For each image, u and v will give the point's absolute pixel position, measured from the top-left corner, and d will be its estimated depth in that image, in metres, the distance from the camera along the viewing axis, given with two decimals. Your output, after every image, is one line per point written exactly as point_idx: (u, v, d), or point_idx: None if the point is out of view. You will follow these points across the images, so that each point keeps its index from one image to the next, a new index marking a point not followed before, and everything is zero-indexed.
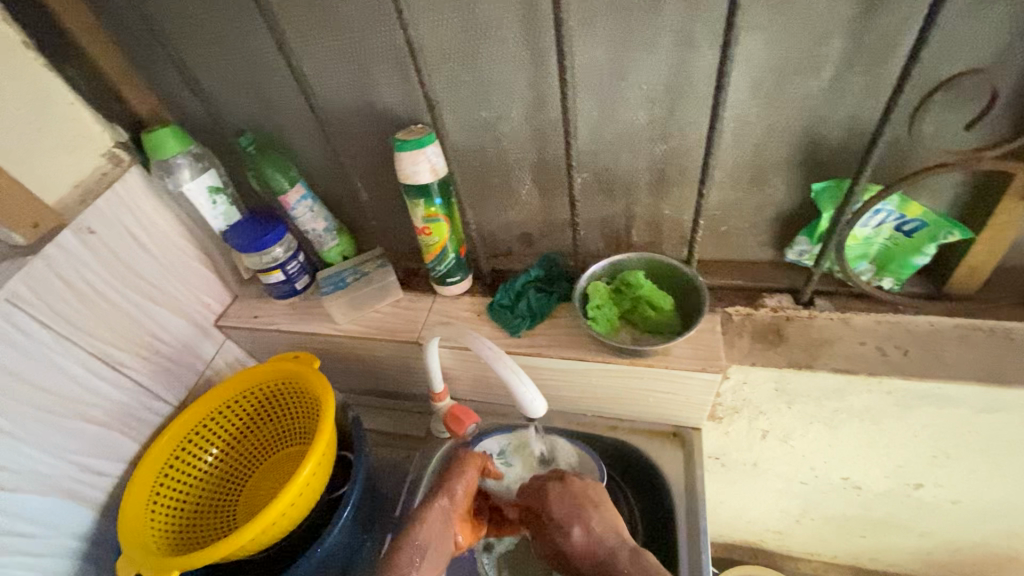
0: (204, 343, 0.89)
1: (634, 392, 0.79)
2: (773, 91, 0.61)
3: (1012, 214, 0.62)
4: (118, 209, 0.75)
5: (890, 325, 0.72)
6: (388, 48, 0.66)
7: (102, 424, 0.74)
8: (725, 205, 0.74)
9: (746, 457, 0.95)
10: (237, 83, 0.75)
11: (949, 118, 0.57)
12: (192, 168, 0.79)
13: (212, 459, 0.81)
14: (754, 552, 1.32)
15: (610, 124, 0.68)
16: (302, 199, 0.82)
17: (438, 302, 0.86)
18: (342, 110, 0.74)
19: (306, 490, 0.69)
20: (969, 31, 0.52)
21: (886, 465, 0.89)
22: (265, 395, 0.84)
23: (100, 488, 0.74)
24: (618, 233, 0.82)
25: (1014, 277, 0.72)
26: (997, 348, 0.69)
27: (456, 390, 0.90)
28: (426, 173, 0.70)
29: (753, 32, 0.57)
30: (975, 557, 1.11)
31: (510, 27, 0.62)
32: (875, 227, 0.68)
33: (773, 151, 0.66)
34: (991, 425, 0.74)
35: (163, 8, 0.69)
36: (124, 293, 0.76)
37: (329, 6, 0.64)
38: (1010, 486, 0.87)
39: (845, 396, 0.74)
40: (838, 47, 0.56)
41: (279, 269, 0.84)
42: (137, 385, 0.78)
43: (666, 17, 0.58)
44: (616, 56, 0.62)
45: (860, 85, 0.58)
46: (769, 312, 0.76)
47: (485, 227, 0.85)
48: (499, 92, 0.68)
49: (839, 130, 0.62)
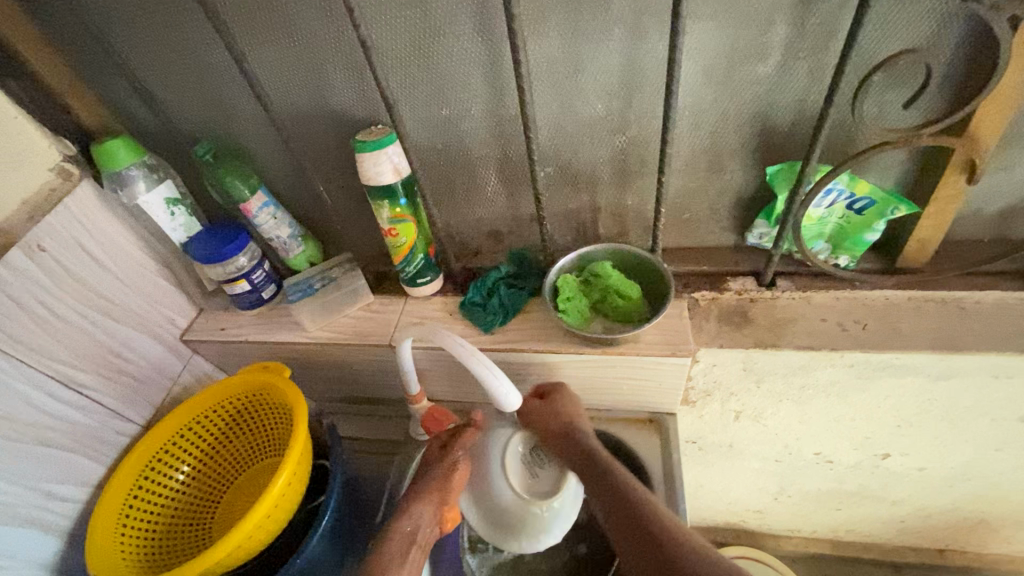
0: (170, 360, 0.87)
1: (608, 382, 0.80)
2: (724, 78, 0.62)
3: (954, 188, 0.65)
4: (71, 225, 0.72)
5: (849, 301, 0.75)
6: (344, 49, 0.66)
7: (66, 448, 0.72)
8: (686, 192, 0.75)
9: (722, 439, 0.97)
10: (190, 90, 0.73)
11: (890, 98, 0.60)
12: (147, 179, 0.77)
13: (184, 477, 0.79)
14: (737, 532, 1.34)
15: (569, 119, 0.69)
16: (264, 206, 0.80)
17: (410, 303, 0.86)
18: (301, 114, 0.74)
19: (282, 499, 0.68)
20: (902, 14, 0.54)
21: (854, 438, 0.92)
22: (236, 407, 0.82)
23: (66, 515, 0.72)
24: (585, 225, 0.82)
25: (961, 249, 0.75)
26: (949, 317, 0.72)
27: (433, 391, 0.90)
28: (389, 174, 0.70)
29: (700, 22, 0.58)
30: (944, 521, 1.15)
31: (464, 24, 0.62)
32: (828, 207, 0.70)
33: (728, 137, 0.68)
34: (948, 392, 0.78)
35: (109, 16, 0.67)
36: (81, 311, 0.73)
37: (281, 7, 0.63)
38: (970, 449, 0.91)
39: (811, 371, 0.76)
40: (782, 34, 0.58)
41: (244, 279, 0.83)
42: (100, 406, 0.76)
43: (616, 10, 0.59)
44: (571, 50, 0.63)
45: (805, 70, 0.60)
46: (734, 295, 0.78)
47: (452, 226, 0.85)
48: (457, 90, 0.68)
49: (789, 114, 0.64)
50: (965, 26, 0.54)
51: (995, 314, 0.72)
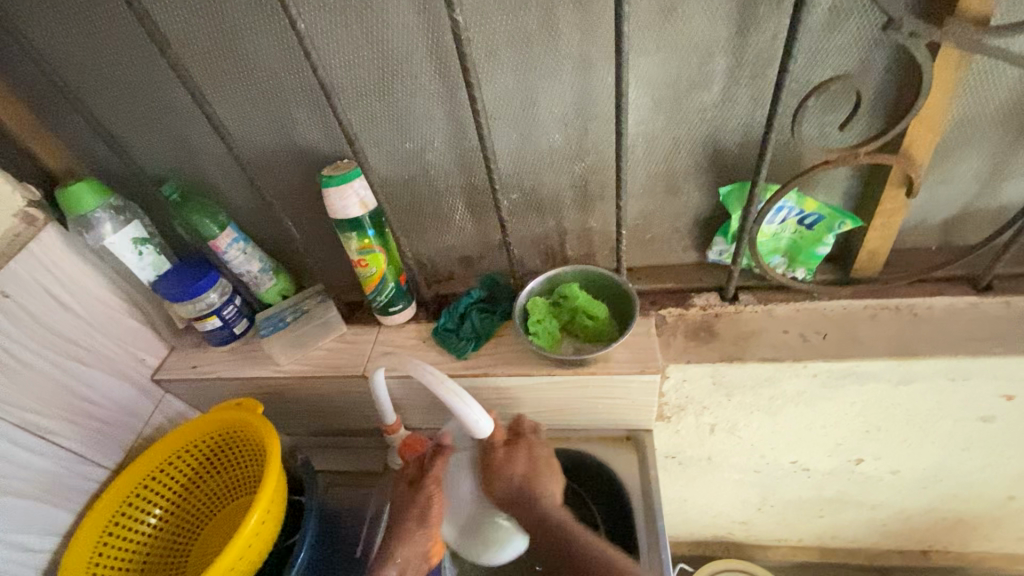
0: (141, 402, 0.86)
1: (582, 401, 0.81)
2: (673, 106, 0.65)
3: (897, 201, 0.68)
4: (36, 269, 0.72)
5: (809, 312, 0.77)
6: (305, 91, 0.68)
7: (32, 498, 0.70)
8: (647, 214, 0.78)
9: (700, 453, 0.98)
10: (156, 134, 0.75)
11: (828, 119, 0.63)
12: (114, 221, 0.77)
13: (155, 521, 0.78)
14: (726, 546, 1.35)
15: (529, 147, 0.71)
16: (234, 242, 0.81)
17: (383, 333, 0.86)
18: (265, 152, 0.75)
19: (256, 539, 0.67)
20: (831, 43, 0.58)
21: (827, 445, 0.93)
22: (209, 446, 0.81)
23: (32, 566, 0.70)
24: (553, 249, 0.84)
25: (910, 257, 0.78)
26: (903, 324, 0.75)
27: (410, 420, 0.90)
28: (356, 208, 0.71)
29: (645, 54, 0.61)
30: (924, 522, 1.17)
31: (421, 61, 0.65)
32: (780, 223, 0.73)
33: (682, 161, 0.70)
34: (910, 396, 0.80)
35: (71, 64, 0.68)
36: (46, 356, 0.72)
37: (242, 53, 0.65)
38: (938, 451, 0.93)
39: (777, 382, 0.78)
40: (723, 63, 0.61)
41: (215, 315, 0.83)
42: (67, 452, 0.74)
43: (565, 45, 0.62)
44: (525, 83, 0.65)
45: (747, 96, 0.64)
46: (699, 311, 0.80)
47: (422, 254, 0.86)
48: (419, 123, 0.70)
49: (737, 137, 0.67)
50: (889, 51, 0.58)
51: (945, 319, 0.75)
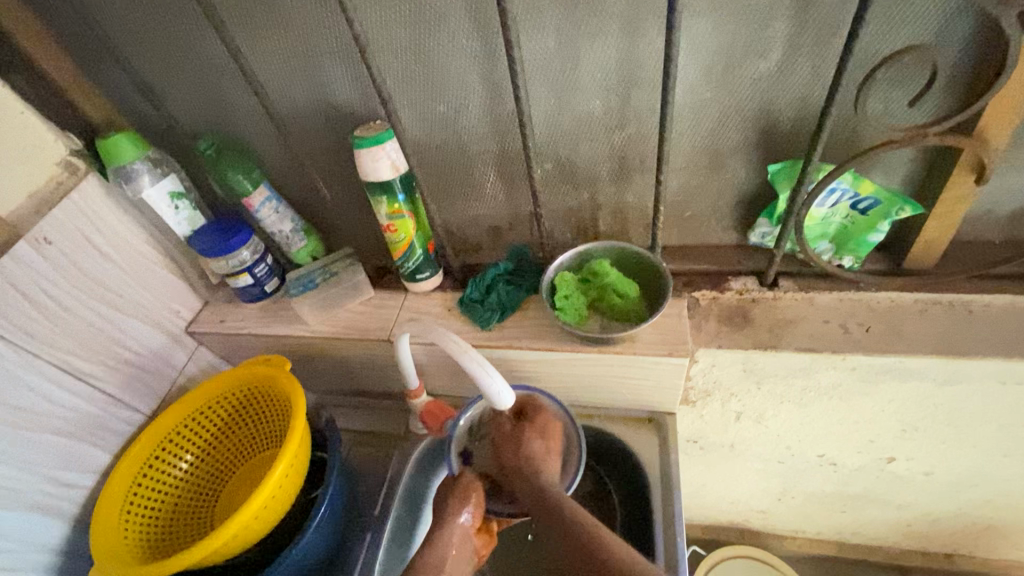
0: (175, 351, 0.88)
1: (606, 381, 0.80)
2: (723, 76, 0.61)
3: (963, 188, 0.63)
4: (75, 217, 0.73)
5: (852, 302, 0.73)
6: (340, 48, 0.66)
7: (71, 437, 0.73)
8: (686, 191, 0.74)
9: (723, 440, 0.96)
10: (192, 88, 0.74)
11: (896, 94, 0.58)
12: (152, 174, 0.78)
13: (186, 466, 0.81)
14: (741, 532, 1.34)
15: (567, 114, 0.68)
16: (267, 201, 0.81)
17: (409, 299, 0.86)
18: (298, 109, 0.74)
19: (279, 492, 0.69)
20: (907, 9, 0.52)
21: (858, 441, 0.90)
22: (237, 399, 0.83)
23: (72, 500, 0.74)
24: (585, 223, 0.82)
25: (972, 250, 0.73)
26: (955, 320, 0.70)
27: (433, 387, 0.91)
28: (386, 170, 0.70)
29: (697, 16, 0.57)
30: (951, 526, 1.13)
31: (459, 18, 0.62)
32: (832, 206, 0.69)
33: (729, 135, 0.66)
34: (954, 397, 0.76)
35: (108, 11, 0.68)
36: (85, 302, 0.75)
37: (277, 4, 0.63)
38: (976, 455, 0.89)
39: (812, 373, 0.75)
40: (783, 29, 0.56)
41: (247, 272, 0.84)
42: (105, 395, 0.77)
43: (613, 4, 0.58)
44: (568, 45, 0.62)
45: (807, 67, 0.59)
46: (735, 295, 0.77)
47: (452, 222, 0.85)
48: (454, 86, 0.68)
49: (791, 112, 0.63)
50: (974, 20, 0.52)
51: (1005, 319, 0.70)
